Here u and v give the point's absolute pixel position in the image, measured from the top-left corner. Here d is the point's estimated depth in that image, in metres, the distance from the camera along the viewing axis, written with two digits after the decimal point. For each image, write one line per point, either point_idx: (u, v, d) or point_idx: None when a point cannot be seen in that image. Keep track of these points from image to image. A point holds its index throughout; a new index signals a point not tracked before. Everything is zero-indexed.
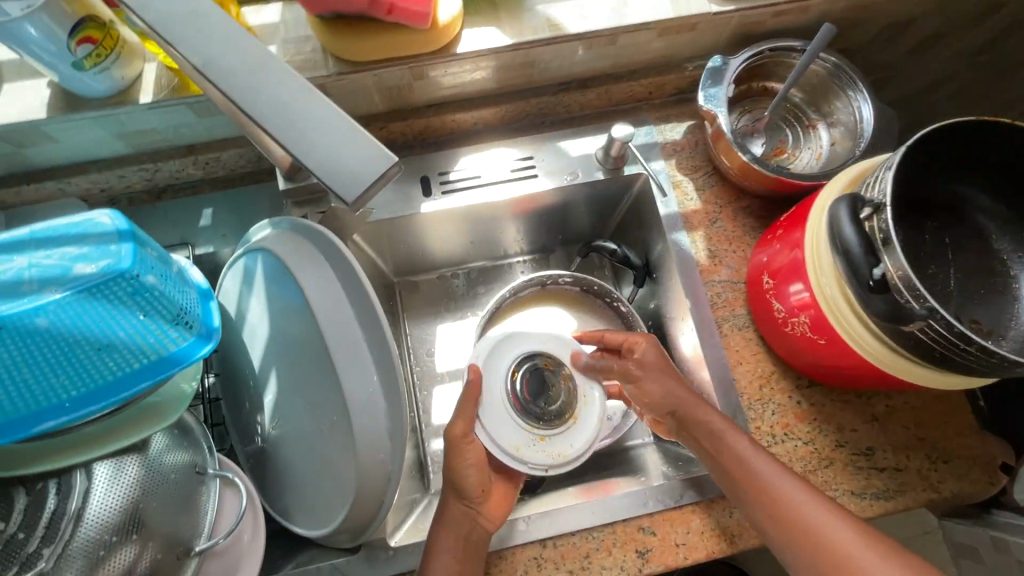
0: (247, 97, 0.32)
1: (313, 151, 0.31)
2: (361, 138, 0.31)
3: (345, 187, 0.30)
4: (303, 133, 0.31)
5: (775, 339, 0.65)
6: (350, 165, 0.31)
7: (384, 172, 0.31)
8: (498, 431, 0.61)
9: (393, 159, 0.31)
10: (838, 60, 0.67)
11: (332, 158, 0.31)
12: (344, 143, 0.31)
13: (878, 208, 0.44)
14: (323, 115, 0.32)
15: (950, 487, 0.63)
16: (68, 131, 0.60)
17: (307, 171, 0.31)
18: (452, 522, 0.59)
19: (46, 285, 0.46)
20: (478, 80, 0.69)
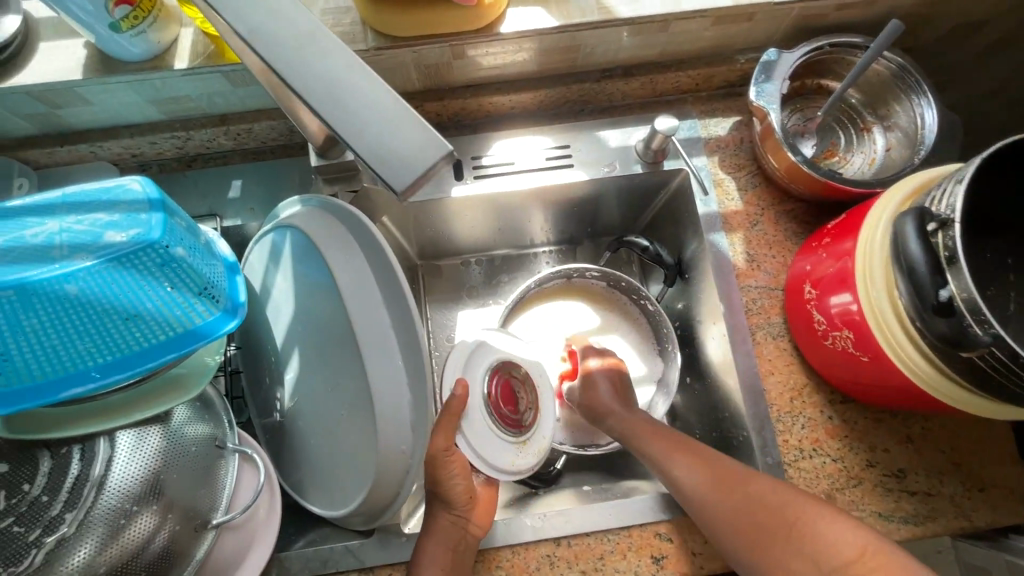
0: (296, 72, 0.31)
1: (361, 132, 0.29)
2: (413, 122, 0.29)
3: (395, 173, 0.28)
4: (352, 112, 0.30)
5: (811, 350, 0.62)
6: (400, 148, 0.29)
7: (435, 159, 0.29)
8: (484, 444, 0.61)
9: (447, 145, 0.29)
10: (904, 61, 0.63)
11: (381, 138, 0.29)
12: (394, 125, 0.29)
13: (946, 223, 0.41)
14: (373, 94, 0.30)
15: (984, 516, 0.60)
16: (102, 93, 0.59)
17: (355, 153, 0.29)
18: (439, 528, 0.58)
19: (76, 251, 0.45)
20: (519, 62, 0.66)
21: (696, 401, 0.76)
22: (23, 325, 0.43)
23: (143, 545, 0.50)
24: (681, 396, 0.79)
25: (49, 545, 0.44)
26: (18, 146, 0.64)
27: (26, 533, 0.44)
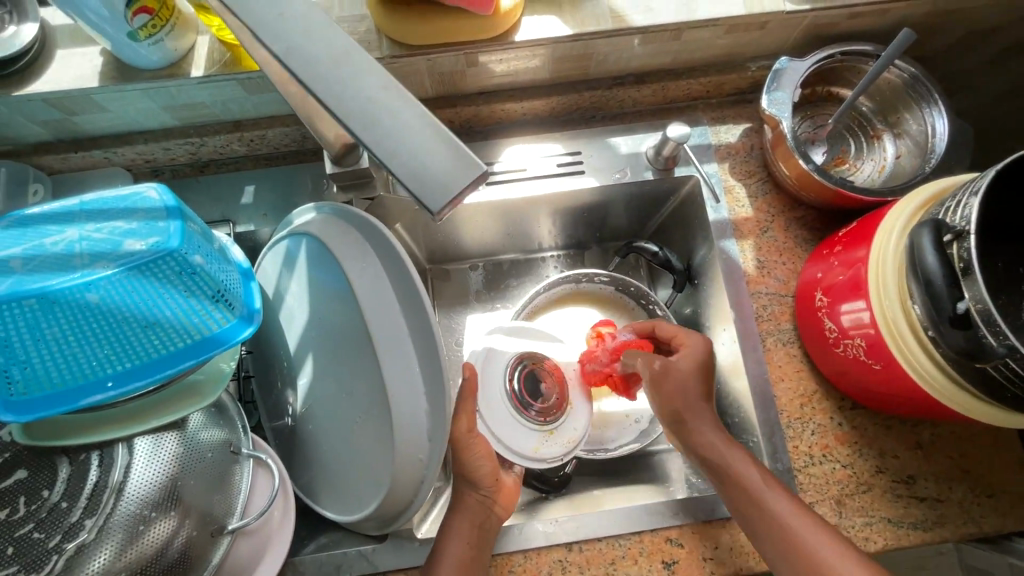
0: (328, 90, 0.31)
1: (398, 152, 0.30)
2: (445, 142, 0.30)
3: (433, 195, 0.29)
4: (385, 131, 0.30)
5: (822, 357, 0.62)
6: (437, 169, 0.29)
7: (471, 181, 0.29)
8: (504, 431, 0.69)
9: (481, 168, 0.29)
10: (917, 70, 0.63)
11: (416, 158, 0.29)
12: (430, 146, 0.30)
13: (961, 234, 0.42)
14: (406, 113, 0.30)
15: (992, 522, 0.60)
16: (118, 101, 0.59)
17: (388, 171, 0.29)
18: (465, 508, 0.60)
19: (98, 259, 0.45)
20: (532, 69, 0.66)
21: None
22: (45, 334, 0.43)
23: (161, 551, 0.50)
24: None
25: (69, 552, 0.45)
26: (33, 152, 0.64)
27: (48, 539, 0.45)
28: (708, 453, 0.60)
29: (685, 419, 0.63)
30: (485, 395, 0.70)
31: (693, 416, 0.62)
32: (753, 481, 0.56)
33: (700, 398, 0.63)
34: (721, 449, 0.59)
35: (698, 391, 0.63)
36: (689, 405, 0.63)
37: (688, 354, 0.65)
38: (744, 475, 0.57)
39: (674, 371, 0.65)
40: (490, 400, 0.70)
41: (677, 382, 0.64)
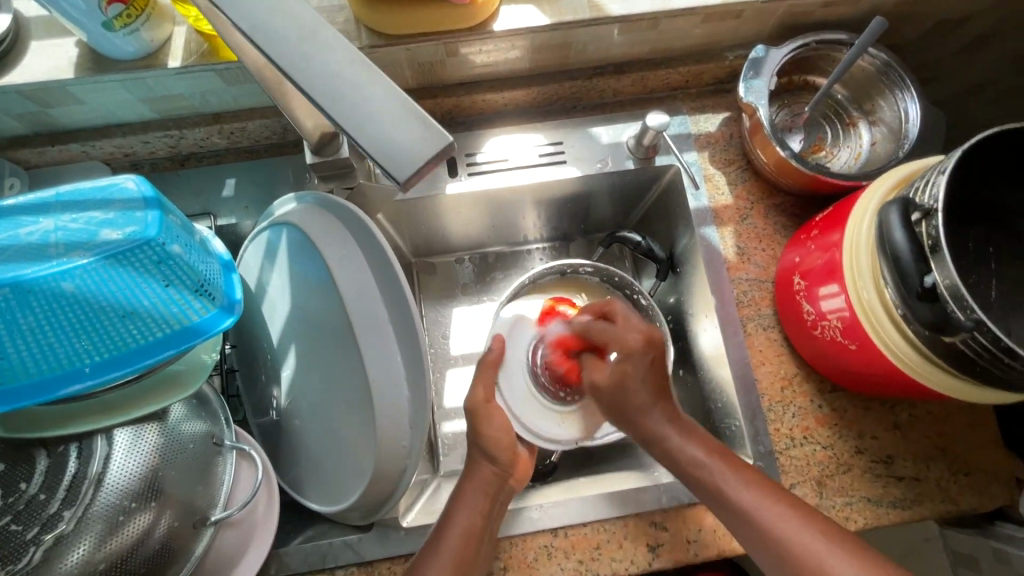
0: (298, 68, 0.31)
1: (365, 125, 0.30)
2: (416, 115, 0.30)
3: (399, 165, 0.29)
4: (355, 107, 0.30)
5: (801, 341, 0.63)
6: (404, 141, 0.29)
7: (439, 152, 0.29)
8: (518, 404, 0.73)
9: (448, 139, 0.30)
10: (889, 57, 0.64)
11: (383, 132, 0.30)
12: (397, 119, 0.30)
13: (929, 213, 0.43)
14: (376, 89, 0.31)
15: (968, 500, 0.62)
16: (95, 93, 0.59)
17: (359, 146, 0.30)
18: (479, 478, 0.59)
19: (72, 249, 0.45)
20: (511, 60, 0.67)
21: (689, 393, 0.77)
22: (19, 324, 0.43)
23: (142, 541, 0.50)
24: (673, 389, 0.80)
25: (47, 543, 0.45)
26: (8, 146, 0.64)
27: (24, 531, 0.44)
28: (650, 435, 0.60)
29: (637, 416, 0.61)
30: (507, 366, 0.75)
31: (644, 409, 0.61)
32: (688, 456, 0.57)
33: (652, 393, 0.61)
34: (666, 428, 0.59)
35: (649, 383, 0.61)
36: (634, 404, 0.61)
37: (625, 338, 0.64)
38: (679, 450, 0.58)
39: (638, 365, 0.62)
40: (511, 374, 0.75)
41: (636, 377, 0.62)
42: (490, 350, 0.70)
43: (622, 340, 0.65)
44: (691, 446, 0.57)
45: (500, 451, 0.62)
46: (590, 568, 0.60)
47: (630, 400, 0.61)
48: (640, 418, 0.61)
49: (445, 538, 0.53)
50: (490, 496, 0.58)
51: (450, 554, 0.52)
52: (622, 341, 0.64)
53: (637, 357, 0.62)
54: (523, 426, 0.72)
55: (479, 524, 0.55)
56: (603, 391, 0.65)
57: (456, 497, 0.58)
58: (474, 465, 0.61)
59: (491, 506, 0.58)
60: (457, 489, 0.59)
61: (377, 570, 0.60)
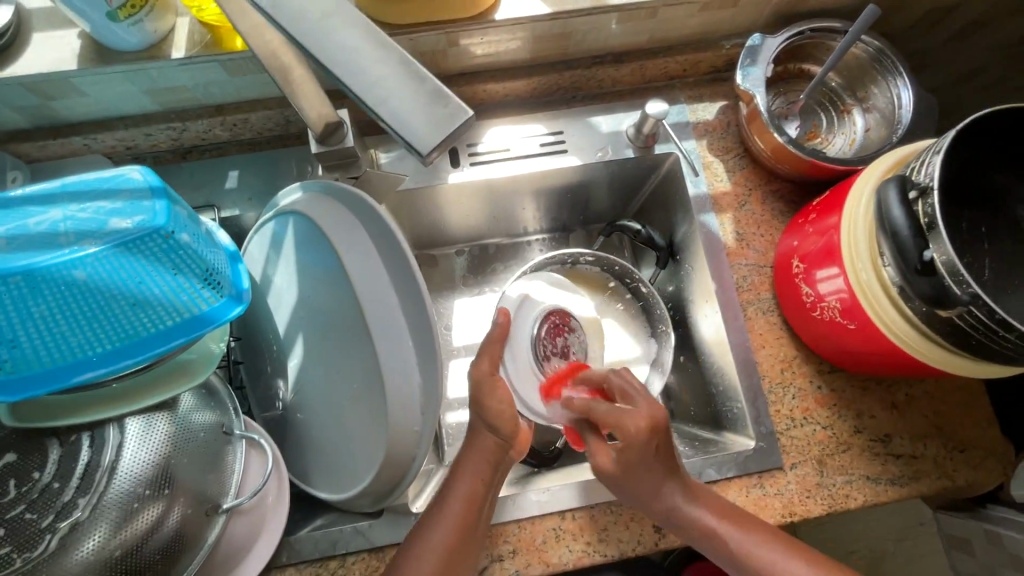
0: (317, 43, 0.32)
1: (387, 101, 0.31)
2: (432, 90, 0.31)
3: (419, 138, 0.30)
4: (374, 82, 0.32)
5: (800, 324, 0.65)
6: (426, 117, 0.31)
7: (459, 126, 0.31)
8: (519, 379, 0.72)
9: (469, 113, 0.31)
10: (881, 44, 0.66)
11: (400, 106, 0.31)
12: (419, 96, 0.31)
13: (925, 191, 0.44)
14: (393, 65, 0.32)
15: (964, 476, 0.63)
16: (98, 84, 0.59)
17: (378, 119, 0.31)
18: (480, 447, 0.60)
19: (83, 237, 0.45)
20: (511, 50, 0.68)
21: (690, 379, 0.78)
22: (32, 312, 0.43)
23: (156, 529, 0.50)
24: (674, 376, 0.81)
25: (63, 530, 0.45)
26: (9, 139, 0.64)
27: (40, 519, 0.44)
28: (667, 513, 0.56)
29: (648, 500, 0.56)
30: (513, 341, 0.74)
31: (658, 492, 0.55)
32: (698, 521, 0.55)
33: (662, 476, 0.55)
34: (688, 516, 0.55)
35: (661, 469, 0.54)
36: (650, 495, 0.56)
37: (630, 439, 0.53)
38: (690, 516, 0.55)
39: (640, 456, 0.54)
40: (516, 349, 0.73)
41: (642, 467, 0.54)
42: (497, 322, 0.65)
43: (620, 426, 0.54)
44: (705, 514, 0.55)
45: (506, 427, 0.60)
46: (599, 549, 0.61)
47: (638, 492, 0.56)
48: (650, 501, 0.56)
49: (447, 499, 0.56)
50: (493, 465, 0.59)
51: (449, 521, 0.54)
52: (620, 426, 0.54)
53: (637, 447, 0.53)
54: (522, 403, 0.72)
55: (480, 493, 0.56)
56: (608, 479, 0.56)
57: (459, 463, 0.59)
58: (475, 432, 0.61)
59: (491, 475, 0.58)
60: (462, 456, 0.59)
61: (388, 556, 0.61)
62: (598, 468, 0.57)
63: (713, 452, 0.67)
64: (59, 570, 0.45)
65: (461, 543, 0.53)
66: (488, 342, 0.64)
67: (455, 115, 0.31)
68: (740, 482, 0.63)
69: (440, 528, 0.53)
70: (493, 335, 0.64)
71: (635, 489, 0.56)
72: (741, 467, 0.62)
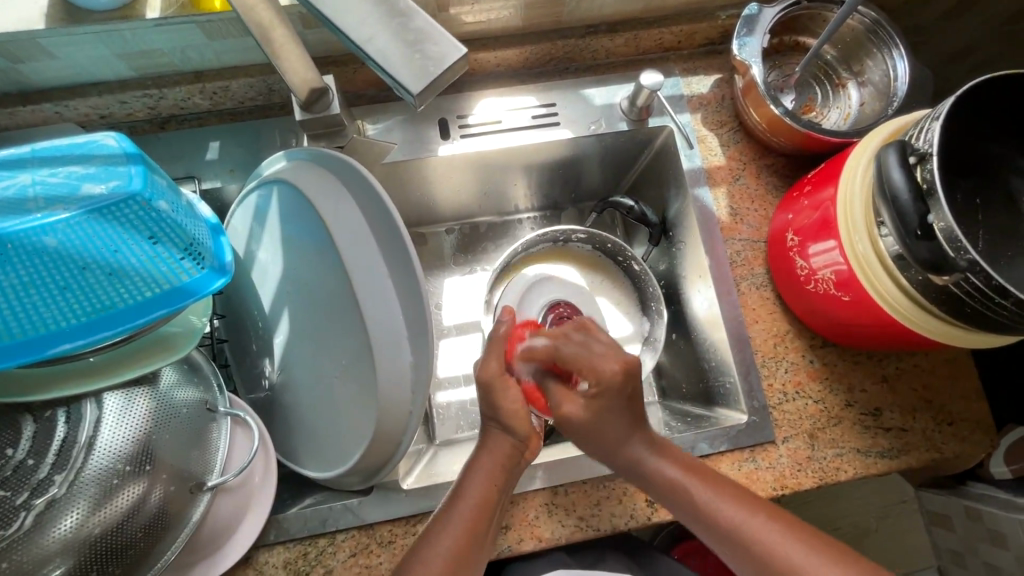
0: None
1: (379, 43, 0.33)
2: (426, 32, 0.33)
3: (409, 77, 0.32)
4: (364, 24, 0.33)
5: (793, 298, 0.65)
6: (419, 55, 0.32)
7: (452, 65, 0.32)
8: None
9: (463, 51, 0.32)
10: (878, 15, 0.65)
11: (390, 48, 0.33)
12: (411, 37, 0.33)
13: (924, 157, 0.44)
14: (383, 8, 0.33)
15: (952, 448, 0.64)
16: (67, 46, 0.56)
17: (368, 60, 0.33)
18: (492, 445, 0.57)
19: (54, 203, 0.42)
20: (503, 18, 0.66)
21: (681, 356, 0.78)
22: (0, 280, 0.41)
23: (138, 507, 0.48)
24: (666, 354, 0.81)
25: (39, 507, 0.43)
26: None
27: (13, 497, 0.43)
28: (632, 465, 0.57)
29: (614, 447, 0.57)
30: None
31: (622, 442, 0.56)
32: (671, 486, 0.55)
33: (628, 427, 0.56)
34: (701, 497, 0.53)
35: (625, 419, 0.56)
36: (615, 440, 0.56)
37: (602, 387, 0.55)
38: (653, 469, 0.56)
39: (613, 400, 0.55)
40: None
41: (612, 413, 0.56)
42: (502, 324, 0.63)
43: (593, 371, 0.55)
44: (670, 468, 0.55)
45: (514, 423, 0.57)
46: (591, 524, 0.60)
47: (596, 431, 0.56)
48: (616, 450, 0.57)
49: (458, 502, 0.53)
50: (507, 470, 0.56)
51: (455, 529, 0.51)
52: (595, 372, 0.55)
53: (611, 393, 0.55)
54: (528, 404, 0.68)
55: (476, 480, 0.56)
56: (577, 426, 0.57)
57: (474, 462, 0.56)
58: (487, 433, 0.59)
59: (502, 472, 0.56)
60: (474, 458, 0.57)
61: (378, 533, 0.60)
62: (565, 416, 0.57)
63: (705, 427, 0.67)
64: (34, 549, 0.43)
65: (470, 552, 0.51)
66: (492, 344, 0.61)
67: (450, 54, 0.33)
68: (732, 456, 0.63)
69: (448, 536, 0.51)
70: (497, 338, 0.61)
71: (588, 431, 0.57)
72: (734, 441, 0.62)
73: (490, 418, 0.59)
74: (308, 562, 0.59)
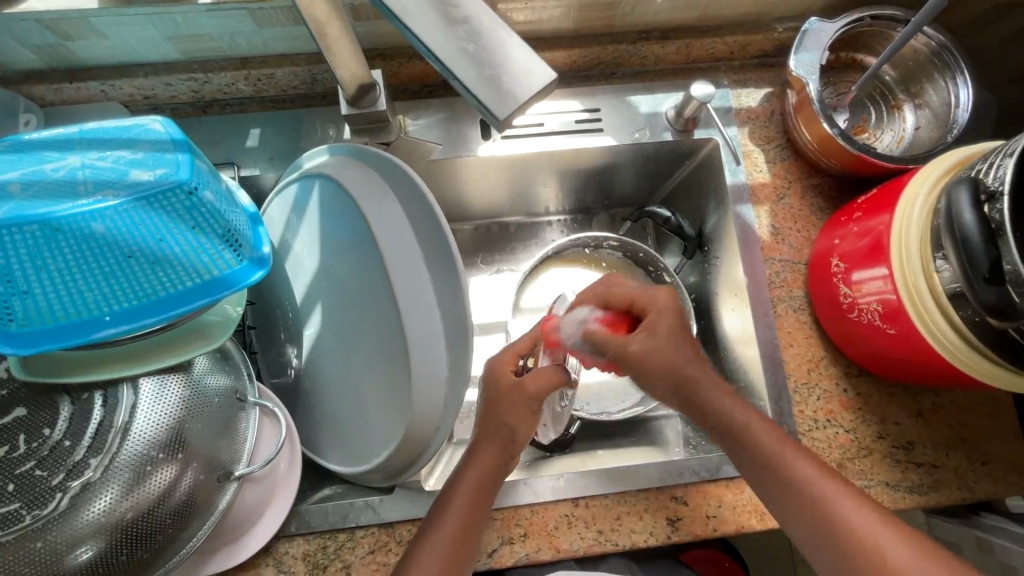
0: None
1: (464, 60, 0.32)
2: (518, 53, 0.33)
3: (496, 101, 0.32)
4: (449, 40, 0.33)
5: (833, 324, 0.63)
6: (506, 76, 0.32)
7: (541, 90, 0.32)
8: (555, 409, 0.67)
9: (551, 76, 0.32)
10: (945, 39, 0.62)
11: (474, 67, 0.32)
12: (497, 59, 0.32)
13: (994, 196, 0.42)
14: (469, 26, 0.33)
15: (985, 488, 0.62)
16: (118, 26, 0.56)
17: (452, 78, 0.33)
18: (484, 456, 0.56)
19: (102, 188, 0.42)
20: (554, 19, 0.65)
21: None
22: (47, 263, 0.41)
23: (168, 493, 0.48)
24: None
25: (74, 490, 0.43)
26: (24, 80, 0.61)
27: (50, 477, 0.43)
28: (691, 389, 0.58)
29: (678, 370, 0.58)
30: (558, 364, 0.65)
31: (696, 382, 0.58)
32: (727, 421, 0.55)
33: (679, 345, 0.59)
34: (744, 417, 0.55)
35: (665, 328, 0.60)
36: (685, 366, 0.58)
37: (659, 308, 0.60)
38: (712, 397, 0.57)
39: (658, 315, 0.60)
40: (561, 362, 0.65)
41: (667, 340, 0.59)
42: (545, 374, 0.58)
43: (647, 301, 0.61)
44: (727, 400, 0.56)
45: (517, 433, 0.57)
46: (611, 538, 0.60)
47: (661, 357, 0.58)
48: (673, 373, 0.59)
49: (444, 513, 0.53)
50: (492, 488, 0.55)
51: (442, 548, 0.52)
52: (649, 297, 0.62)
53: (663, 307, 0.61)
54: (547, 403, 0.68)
55: (490, 478, 0.56)
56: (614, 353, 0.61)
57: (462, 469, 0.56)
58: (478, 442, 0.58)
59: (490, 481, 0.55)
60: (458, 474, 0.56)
61: (397, 532, 0.60)
62: (636, 355, 0.59)
63: None
64: (68, 530, 0.44)
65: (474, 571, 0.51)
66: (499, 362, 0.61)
67: (538, 78, 0.33)
68: None
69: (433, 555, 0.51)
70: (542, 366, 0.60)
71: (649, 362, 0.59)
72: None
73: (501, 424, 0.57)
74: (327, 555, 0.59)
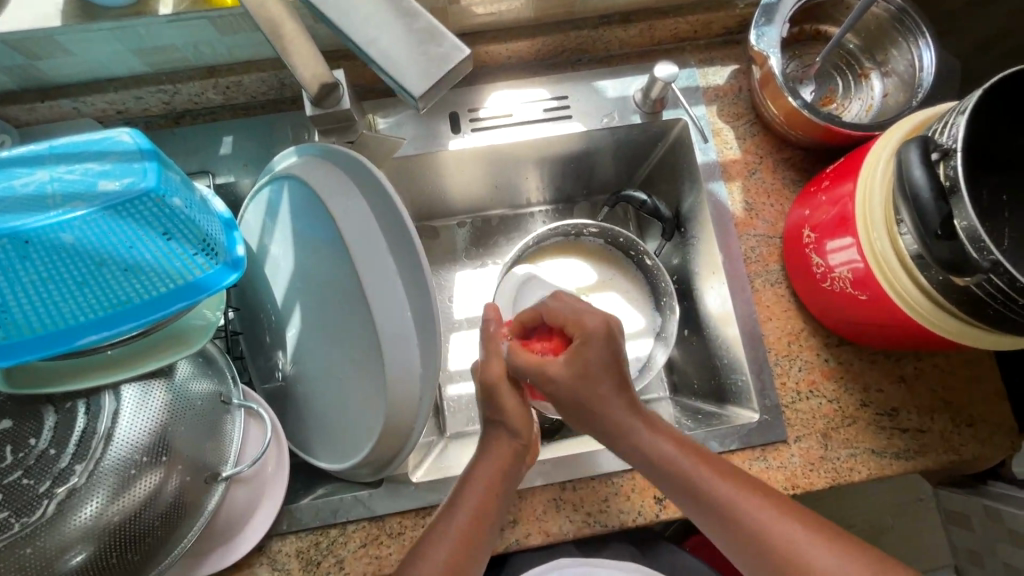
0: None
1: (381, 45, 0.35)
2: (435, 33, 0.35)
3: (411, 80, 0.34)
4: (367, 28, 0.35)
5: (809, 296, 0.63)
6: (424, 57, 0.35)
7: (454, 66, 0.35)
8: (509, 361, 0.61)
9: (464, 53, 0.35)
10: (904, 3, 0.62)
11: (386, 49, 0.35)
12: (413, 39, 0.35)
13: (947, 153, 0.42)
14: (382, 12, 0.36)
15: (971, 450, 0.62)
16: (83, 42, 0.57)
17: (371, 64, 0.35)
18: (484, 440, 0.58)
19: (69, 199, 0.42)
20: (513, 9, 0.65)
21: (693, 352, 0.77)
22: (20, 276, 0.41)
23: (155, 496, 0.49)
24: (677, 349, 0.81)
25: (60, 495, 0.44)
26: None
27: (37, 485, 0.44)
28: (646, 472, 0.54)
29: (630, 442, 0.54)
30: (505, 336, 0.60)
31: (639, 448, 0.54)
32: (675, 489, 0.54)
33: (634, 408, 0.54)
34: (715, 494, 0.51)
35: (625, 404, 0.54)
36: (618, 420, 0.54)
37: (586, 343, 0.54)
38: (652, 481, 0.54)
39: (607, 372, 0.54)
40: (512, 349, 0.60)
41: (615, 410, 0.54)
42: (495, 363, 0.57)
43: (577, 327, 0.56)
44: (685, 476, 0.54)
45: (512, 420, 0.57)
46: (599, 519, 0.61)
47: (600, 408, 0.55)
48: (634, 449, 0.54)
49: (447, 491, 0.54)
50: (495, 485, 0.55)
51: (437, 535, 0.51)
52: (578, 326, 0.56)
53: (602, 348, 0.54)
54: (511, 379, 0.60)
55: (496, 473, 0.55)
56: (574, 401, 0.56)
57: None
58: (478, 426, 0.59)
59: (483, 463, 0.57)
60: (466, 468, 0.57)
61: (388, 525, 0.61)
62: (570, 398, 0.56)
63: (715, 424, 0.66)
64: (56, 537, 0.44)
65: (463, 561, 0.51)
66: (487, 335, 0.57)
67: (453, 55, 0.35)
68: (743, 454, 0.62)
69: (437, 534, 0.51)
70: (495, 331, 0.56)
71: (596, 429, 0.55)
72: (743, 438, 0.62)
73: (496, 422, 0.58)
74: (320, 551, 0.60)
